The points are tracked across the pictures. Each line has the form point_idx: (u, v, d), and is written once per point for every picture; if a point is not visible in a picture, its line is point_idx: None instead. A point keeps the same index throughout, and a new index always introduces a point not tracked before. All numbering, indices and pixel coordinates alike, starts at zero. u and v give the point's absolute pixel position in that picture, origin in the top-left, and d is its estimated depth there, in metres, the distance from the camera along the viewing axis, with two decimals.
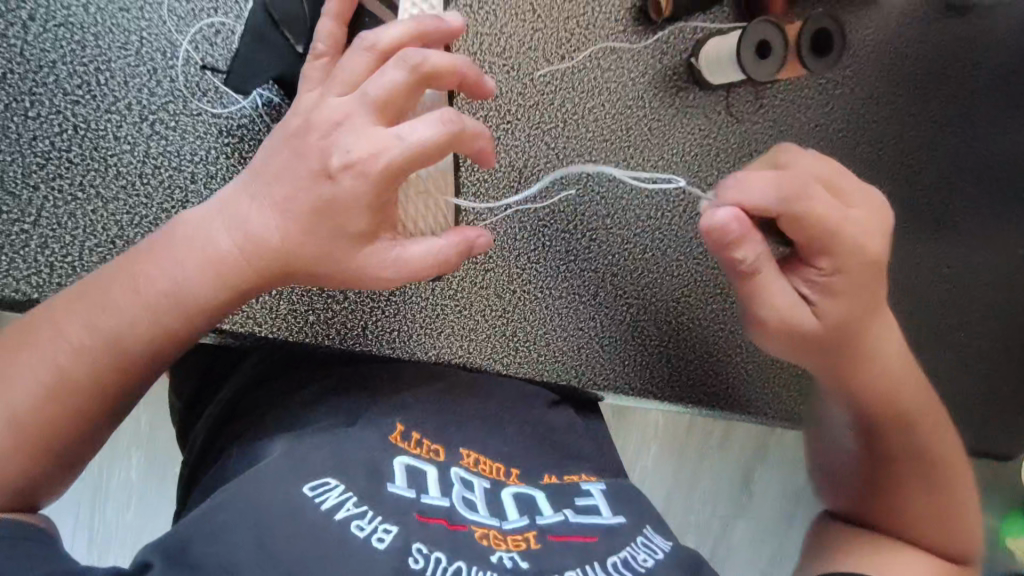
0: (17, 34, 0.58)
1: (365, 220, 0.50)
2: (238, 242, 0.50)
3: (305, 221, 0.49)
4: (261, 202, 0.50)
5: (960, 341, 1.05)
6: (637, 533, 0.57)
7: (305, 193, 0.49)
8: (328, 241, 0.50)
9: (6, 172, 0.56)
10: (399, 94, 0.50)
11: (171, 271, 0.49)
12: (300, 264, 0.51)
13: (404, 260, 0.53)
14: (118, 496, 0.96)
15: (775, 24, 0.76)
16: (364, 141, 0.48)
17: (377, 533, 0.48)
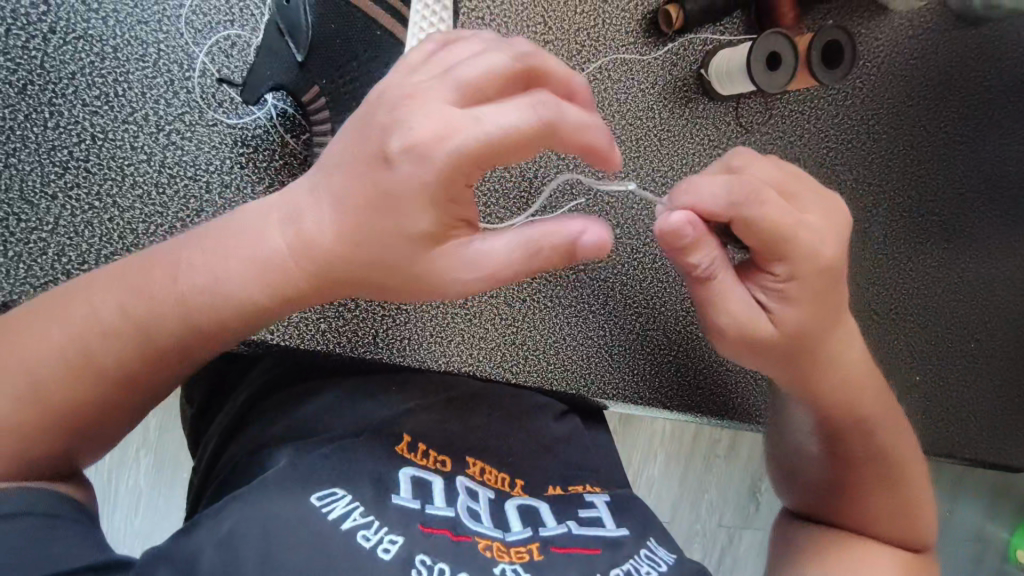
0: (38, 46, 0.59)
1: (426, 220, 0.46)
2: (288, 239, 0.48)
3: (359, 222, 0.47)
4: (319, 201, 0.48)
5: (972, 352, 1.04)
6: (639, 547, 0.58)
7: (362, 187, 0.46)
8: (379, 245, 0.47)
9: (25, 181, 0.57)
10: (491, 81, 0.48)
11: (215, 267, 0.48)
12: (348, 268, 0.48)
13: (484, 257, 0.50)
14: (127, 498, 0.97)
15: (785, 36, 0.76)
16: (433, 121, 0.45)
17: (383, 543, 0.49)
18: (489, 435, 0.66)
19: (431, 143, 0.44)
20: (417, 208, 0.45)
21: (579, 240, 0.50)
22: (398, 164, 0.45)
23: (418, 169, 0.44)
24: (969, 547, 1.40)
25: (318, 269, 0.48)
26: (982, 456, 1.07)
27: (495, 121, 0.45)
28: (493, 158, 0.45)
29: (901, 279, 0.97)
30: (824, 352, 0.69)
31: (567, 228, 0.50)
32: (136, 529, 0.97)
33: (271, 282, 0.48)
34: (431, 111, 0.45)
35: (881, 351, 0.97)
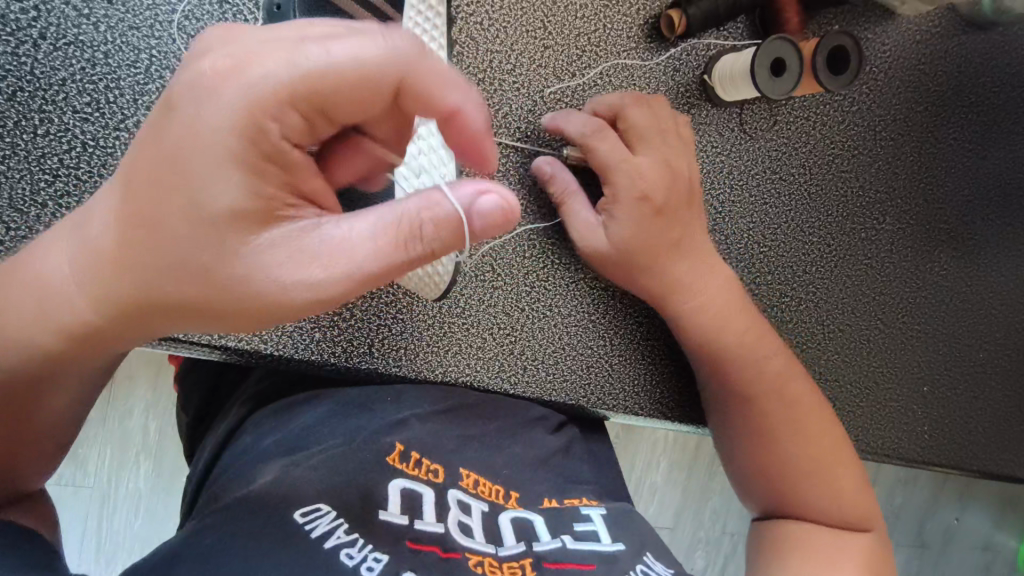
0: (28, 51, 0.58)
1: (232, 192, 0.39)
2: (77, 255, 0.42)
3: (137, 221, 0.40)
4: (108, 202, 0.42)
5: (981, 361, 1.02)
6: (635, 561, 0.57)
7: (137, 181, 0.40)
8: (176, 235, 0.40)
9: (15, 189, 0.57)
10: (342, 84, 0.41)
11: (33, 293, 0.43)
12: (160, 275, 0.41)
13: (336, 242, 0.42)
14: (125, 509, 0.94)
15: (791, 42, 0.75)
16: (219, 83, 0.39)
17: (367, 562, 0.48)
18: (485, 448, 0.64)
19: (234, 72, 0.39)
20: (216, 171, 0.39)
21: (471, 209, 0.43)
22: (180, 107, 0.39)
23: (223, 179, 0.39)
24: (980, 559, 1.37)
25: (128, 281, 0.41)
26: (992, 467, 1.05)
27: (341, 51, 0.41)
28: (330, 101, 0.41)
29: (907, 289, 0.95)
30: (659, 267, 0.74)
31: (440, 196, 0.43)
32: (132, 540, 0.94)
33: (83, 307, 0.43)
34: (250, 48, 0.40)
35: (886, 361, 0.95)
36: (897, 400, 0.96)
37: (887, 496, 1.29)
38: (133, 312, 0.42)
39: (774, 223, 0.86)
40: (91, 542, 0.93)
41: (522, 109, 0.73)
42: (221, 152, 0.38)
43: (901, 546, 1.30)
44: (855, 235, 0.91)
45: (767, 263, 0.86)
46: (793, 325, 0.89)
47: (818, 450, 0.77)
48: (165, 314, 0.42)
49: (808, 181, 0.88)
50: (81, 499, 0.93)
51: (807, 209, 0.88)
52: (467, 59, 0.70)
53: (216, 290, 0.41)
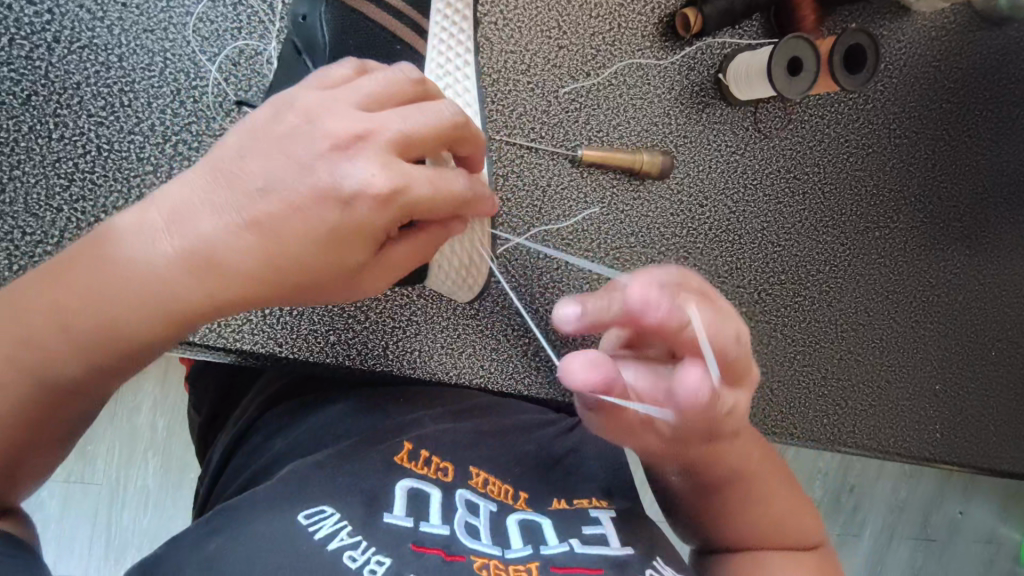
0: (42, 55, 0.58)
1: (363, 250, 0.42)
2: (189, 256, 0.40)
3: (272, 240, 0.40)
4: (225, 214, 0.40)
5: (993, 360, 1.02)
6: (644, 566, 0.53)
7: (280, 204, 0.40)
8: (304, 258, 0.41)
9: (30, 194, 0.57)
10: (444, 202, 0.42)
11: (131, 287, 0.40)
12: (286, 291, 0.42)
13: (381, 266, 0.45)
14: (134, 508, 0.85)
15: (808, 41, 0.74)
16: (379, 172, 0.39)
17: (369, 565, 0.45)
18: (497, 448, 0.60)
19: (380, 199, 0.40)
20: (353, 235, 0.40)
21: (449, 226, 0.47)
22: (335, 200, 0.39)
23: (349, 244, 0.41)
24: (985, 552, 1.36)
25: (246, 290, 0.41)
26: (1002, 465, 1.04)
27: (463, 186, 0.43)
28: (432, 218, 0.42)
29: (921, 288, 0.95)
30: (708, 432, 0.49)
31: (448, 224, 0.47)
32: (140, 545, 0.84)
33: (182, 309, 0.41)
34: (379, 163, 0.39)
35: (899, 361, 0.95)
36: (908, 398, 0.96)
37: (892, 490, 1.28)
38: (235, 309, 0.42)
39: (789, 222, 0.86)
40: (100, 544, 0.84)
41: (536, 110, 0.73)
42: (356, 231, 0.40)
43: (906, 543, 1.30)
44: (869, 235, 0.91)
45: (779, 263, 0.86)
46: (807, 324, 0.88)
47: (781, 494, 0.59)
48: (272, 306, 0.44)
49: (823, 180, 0.87)
50: (80, 503, 0.83)
51: (822, 208, 0.88)
52: (482, 62, 0.70)
53: (324, 296, 0.44)
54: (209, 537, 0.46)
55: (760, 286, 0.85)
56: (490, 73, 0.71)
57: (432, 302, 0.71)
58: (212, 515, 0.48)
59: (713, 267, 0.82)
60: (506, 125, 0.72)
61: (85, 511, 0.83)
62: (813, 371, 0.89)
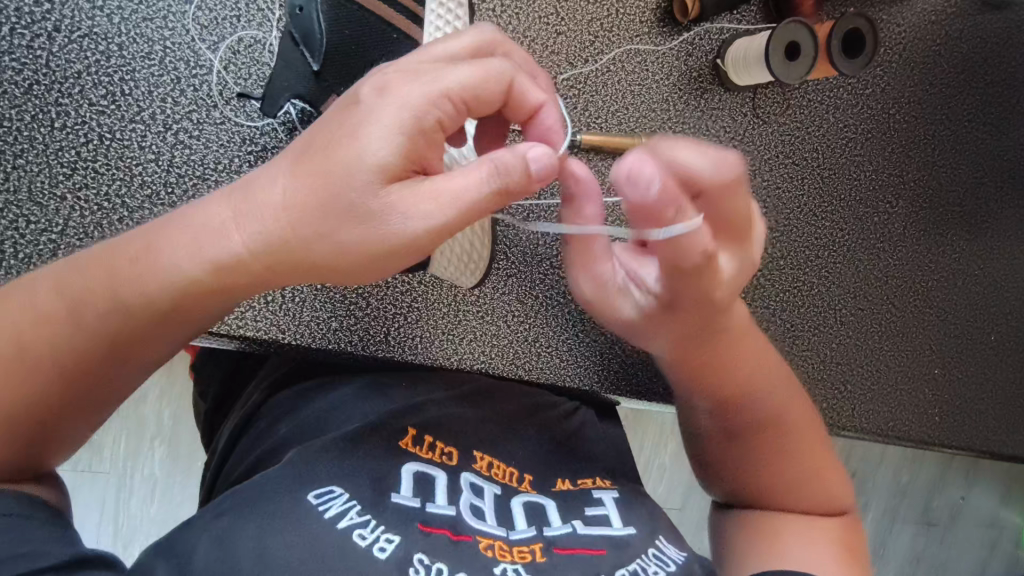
0: (43, 45, 0.58)
1: (389, 155, 0.41)
2: (238, 213, 0.42)
3: (308, 169, 0.41)
4: (272, 169, 0.43)
5: (992, 344, 1.02)
6: (647, 545, 0.53)
7: (317, 135, 0.42)
8: (341, 178, 0.41)
9: (33, 182, 0.57)
10: (487, 82, 0.44)
11: (187, 244, 0.42)
12: (319, 221, 0.41)
13: (448, 183, 0.42)
14: (141, 491, 0.86)
15: (805, 25, 0.74)
16: (402, 68, 0.43)
17: (379, 542, 0.46)
18: (499, 432, 0.61)
19: (405, 80, 0.42)
20: (384, 131, 0.40)
21: (528, 158, 0.42)
22: (365, 97, 0.42)
23: (386, 135, 0.40)
24: (986, 536, 1.37)
25: (283, 231, 0.42)
26: (1000, 447, 1.05)
27: (494, 64, 0.45)
28: (474, 99, 0.44)
29: (919, 271, 0.95)
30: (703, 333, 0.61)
31: (513, 147, 0.43)
32: (149, 530, 0.86)
33: (227, 258, 0.42)
34: (411, 63, 0.43)
35: (899, 343, 0.95)
36: (906, 382, 0.96)
37: (893, 474, 1.29)
38: (279, 260, 0.43)
39: (787, 207, 0.86)
40: (109, 528, 0.85)
41: None
42: (390, 119, 0.41)
43: (907, 526, 1.31)
44: (867, 218, 0.91)
45: (778, 248, 0.86)
46: (804, 308, 0.89)
47: (810, 447, 0.63)
48: (317, 265, 0.43)
49: (821, 165, 0.87)
50: (88, 488, 0.84)
51: (820, 193, 0.88)
52: None
53: (358, 232, 0.42)
54: (220, 517, 0.46)
55: (760, 270, 0.85)
56: None
57: (430, 289, 0.72)
58: (222, 497, 0.49)
59: None
60: None
61: (93, 496, 0.84)
62: (812, 356, 0.90)
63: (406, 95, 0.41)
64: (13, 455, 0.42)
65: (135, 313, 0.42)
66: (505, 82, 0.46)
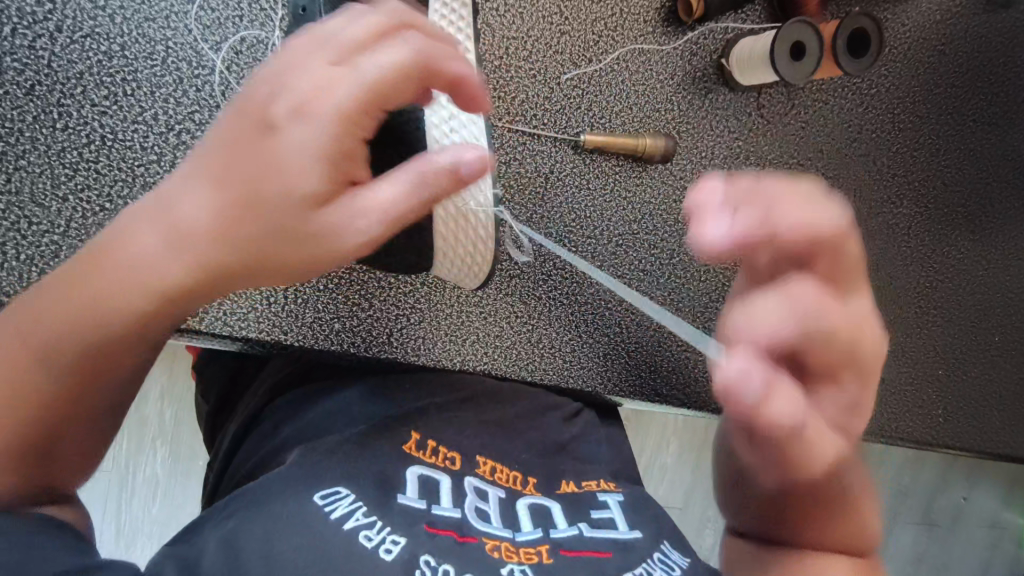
0: (45, 45, 0.58)
1: (317, 180, 0.41)
2: (176, 238, 0.42)
3: (241, 197, 0.41)
4: (201, 188, 0.42)
5: (997, 345, 1.02)
6: (652, 550, 0.52)
7: (237, 154, 0.41)
8: (278, 203, 0.41)
9: (36, 184, 0.57)
10: (399, 80, 0.42)
11: (129, 271, 0.42)
12: (263, 240, 0.42)
13: (377, 196, 0.42)
14: (143, 492, 0.86)
15: (809, 24, 0.74)
16: (307, 80, 0.41)
17: (385, 544, 0.45)
18: (502, 434, 0.61)
19: (317, 98, 0.41)
20: (309, 158, 0.41)
21: (457, 165, 0.43)
22: (281, 121, 0.41)
23: (313, 162, 0.41)
24: (988, 537, 1.36)
25: (226, 250, 0.42)
26: (1004, 448, 1.04)
27: (399, 55, 0.42)
28: (386, 98, 0.43)
29: (923, 272, 0.95)
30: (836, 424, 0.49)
31: (445, 152, 0.43)
32: (151, 532, 0.85)
33: (173, 282, 0.42)
34: (314, 70, 0.41)
35: (902, 345, 0.95)
36: (911, 383, 0.96)
37: (897, 476, 1.29)
38: (226, 275, 0.43)
39: None
40: (111, 529, 0.84)
41: (538, 97, 0.73)
42: (315, 145, 0.41)
43: (910, 527, 1.30)
44: (872, 219, 0.91)
45: None
46: None
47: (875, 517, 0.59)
48: (265, 274, 0.44)
49: (826, 165, 0.87)
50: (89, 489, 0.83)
51: None
52: (483, 49, 0.70)
53: (303, 247, 0.43)
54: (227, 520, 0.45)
55: None
56: (492, 60, 0.71)
57: (432, 290, 0.72)
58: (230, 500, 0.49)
59: None
60: (508, 111, 0.72)
61: (95, 496, 0.83)
62: None
63: (324, 114, 0.41)
64: (16, 473, 0.41)
65: (102, 338, 0.42)
66: (417, 64, 0.43)
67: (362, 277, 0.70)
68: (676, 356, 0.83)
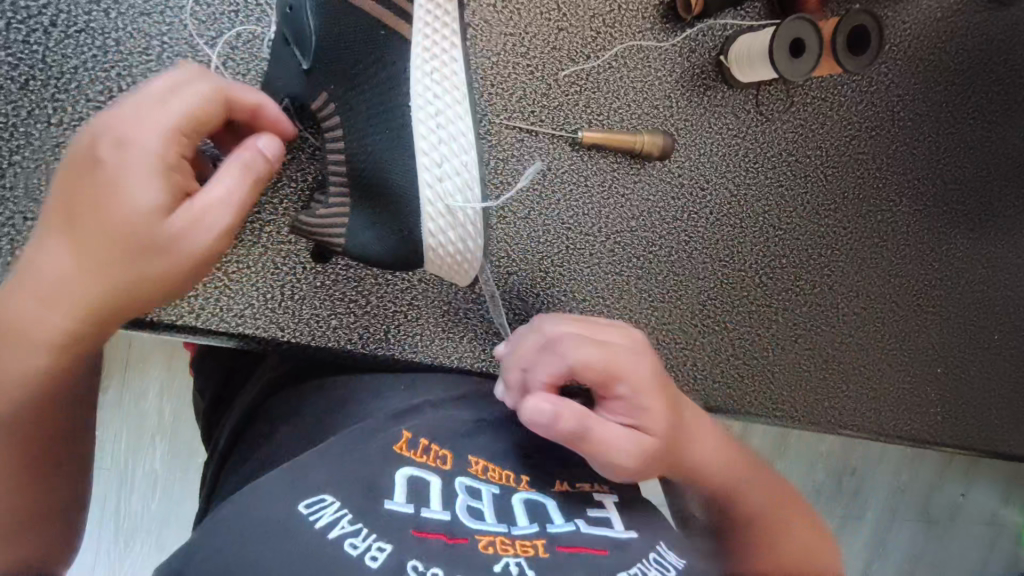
0: (39, 40, 0.58)
1: (155, 189, 0.40)
2: (40, 298, 0.41)
3: (86, 235, 0.40)
4: (47, 244, 0.41)
5: (995, 343, 1.01)
6: (647, 549, 0.52)
7: (71, 197, 0.40)
8: (122, 228, 0.40)
9: (31, 179, 0.58)
10: (203, 102, 0.43)
11: (8, 343, 0.41)
12: (120, 269, 0.41)
13: (212, 193, 0.42)
14: (141, 488, 0.86)
15: (810, 21, 0.73)
16: (114, 120, 0.41)
17: (371, 551, 0.45)
18: (495, 433, 0.61)
19: (127, 130, 0.41)
20: (137, 176, 0.40)
21: (263, 151, 0.46)
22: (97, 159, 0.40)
23: (144, 181, 0.40)
24: (986, 534, 1.36)
25: (91, 292, 0.41)
26: (1002, 447, 1.04)
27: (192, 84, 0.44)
28: (198, 121, 0.44)
29: (921, 271, 0.95)
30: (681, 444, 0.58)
31: (248, 146, 0.45)
32: (149, 526, 0.86)
33: (56, 339, 0.42)
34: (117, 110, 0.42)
35: (900, 343, 0.95)
36: (908, 381, 0.96)
37: (894, 474, 1.29)
38: (102, 317, 0.42)
39: (790, 206, 0.86)
40: (110, 524, 0.85)
41: (536, 93, 0.73)
42: (141, 166, 0.40)
43: (907, 524, 1.31)
44: (870, 217, 0.91)
45: (780, 248, 0.86)
46: (807, 307, 0.88)
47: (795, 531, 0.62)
48: (140, 303, 0.43)
49: (825, 163, 0.87)
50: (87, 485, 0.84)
51: (823, 190, 0.87)
52: (480, 46, 0.70)
53: (161, 265, 0.42)
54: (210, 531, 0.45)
55: (761, 270, 0.86)
56: (489, 57, 0.71)
57: (430, 287, 0.72)
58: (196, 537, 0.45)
59: (709, 249, 0.83)
60: (505, 107, 0.72)
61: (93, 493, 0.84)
62: (815, 355, 0.90)
63: (147, 142, 0.41)
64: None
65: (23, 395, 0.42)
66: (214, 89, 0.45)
67: (359, 274, 0.70)
68: (674, 352, 0.82)
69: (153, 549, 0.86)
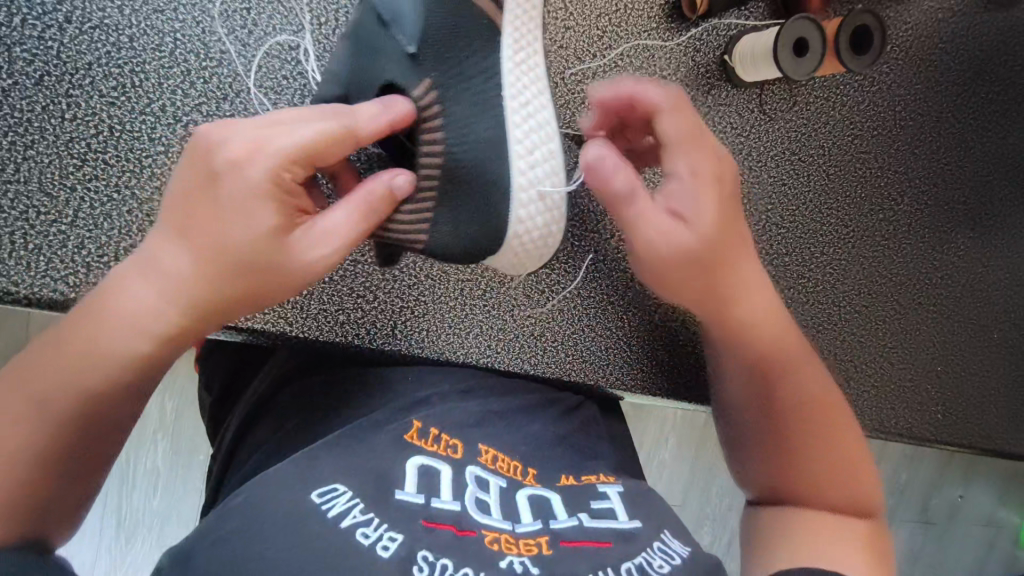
0: (54, 35, 0.59)
1: (271, 214, 0.50)
2: (161, 289, 0.50)
3: (212, 243, 0.50)
4: (173, 244, 0.51)
5: (996, 341, 1.02)
6: (653, 539, 0.52)
7: (201, 209, 0.50)
8: (241, 244, 0.50)
9: (42, 173, 0.58)
10: (331, 145, 0.51)
11: (126, 321, 0.50)
12: (234, 274, 0.51)
13: (326, 225, 0.53)
14: (144, 484, 0.87)
15: (812, 19, 0.74)
16: (241, 141, 0.50)
17: (382, 541, 0.45)
18: (502, 427, 0.61)
19: (249, 155, 0.49)
20: (257, 204, 0.49)
21: (392, 187, 0.55)
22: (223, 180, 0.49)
23: (261, 206, 0.50)
24: (984, 534, 1.37)
25: (205, 288, 0.51)
26: (1003, 445, 1.05)
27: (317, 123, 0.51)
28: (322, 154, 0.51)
29: (922, 270, 0.95)
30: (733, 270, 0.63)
31: (381, 180, 0.55)
32: (151, 523, 0.86)
33: (165, 325, 0.51)
34: (249, 134, 0.50)
35: (902, 340, 0.96)
36: (910, 379, 0.97)
37: (894, 473, 1.29)
38: (210, 310, 0.52)
39: (792, 205, 0.86)
40: (113, 520, 0.86)
41: None
42: (256, 193, 0.49)
43: (907, 523, 1.31)
44: (872, 216, 0.91)
45: (783, 246, 0.87)
46: (809, 305, 0.89)
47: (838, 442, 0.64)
48: (244, 303, 0.53)
49: (827, 162, 0.87)
50: None
51: (825, 189, 0.88)
52: None
53: (270, 277, 0.52)
54: (222, 522, 0.45)
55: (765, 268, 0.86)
56: None
57: (437, 283, 0.73)
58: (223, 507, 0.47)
59: None
60: None
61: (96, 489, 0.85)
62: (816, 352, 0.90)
63: (261, 170, 0.49)
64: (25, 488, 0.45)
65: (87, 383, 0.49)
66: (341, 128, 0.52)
67: (368, 270, 0.71)
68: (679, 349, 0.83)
69: (154, 546, 0.86)
